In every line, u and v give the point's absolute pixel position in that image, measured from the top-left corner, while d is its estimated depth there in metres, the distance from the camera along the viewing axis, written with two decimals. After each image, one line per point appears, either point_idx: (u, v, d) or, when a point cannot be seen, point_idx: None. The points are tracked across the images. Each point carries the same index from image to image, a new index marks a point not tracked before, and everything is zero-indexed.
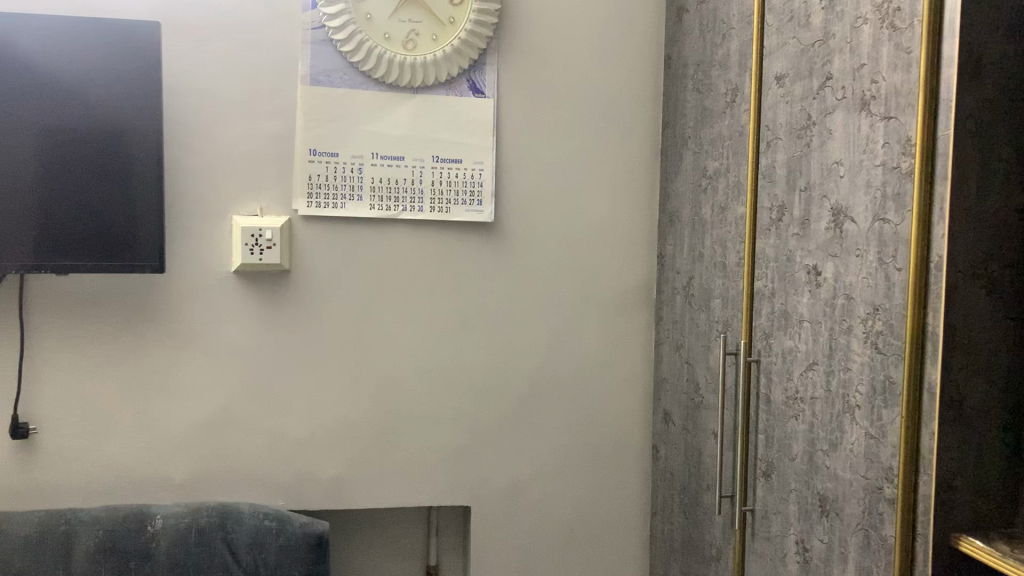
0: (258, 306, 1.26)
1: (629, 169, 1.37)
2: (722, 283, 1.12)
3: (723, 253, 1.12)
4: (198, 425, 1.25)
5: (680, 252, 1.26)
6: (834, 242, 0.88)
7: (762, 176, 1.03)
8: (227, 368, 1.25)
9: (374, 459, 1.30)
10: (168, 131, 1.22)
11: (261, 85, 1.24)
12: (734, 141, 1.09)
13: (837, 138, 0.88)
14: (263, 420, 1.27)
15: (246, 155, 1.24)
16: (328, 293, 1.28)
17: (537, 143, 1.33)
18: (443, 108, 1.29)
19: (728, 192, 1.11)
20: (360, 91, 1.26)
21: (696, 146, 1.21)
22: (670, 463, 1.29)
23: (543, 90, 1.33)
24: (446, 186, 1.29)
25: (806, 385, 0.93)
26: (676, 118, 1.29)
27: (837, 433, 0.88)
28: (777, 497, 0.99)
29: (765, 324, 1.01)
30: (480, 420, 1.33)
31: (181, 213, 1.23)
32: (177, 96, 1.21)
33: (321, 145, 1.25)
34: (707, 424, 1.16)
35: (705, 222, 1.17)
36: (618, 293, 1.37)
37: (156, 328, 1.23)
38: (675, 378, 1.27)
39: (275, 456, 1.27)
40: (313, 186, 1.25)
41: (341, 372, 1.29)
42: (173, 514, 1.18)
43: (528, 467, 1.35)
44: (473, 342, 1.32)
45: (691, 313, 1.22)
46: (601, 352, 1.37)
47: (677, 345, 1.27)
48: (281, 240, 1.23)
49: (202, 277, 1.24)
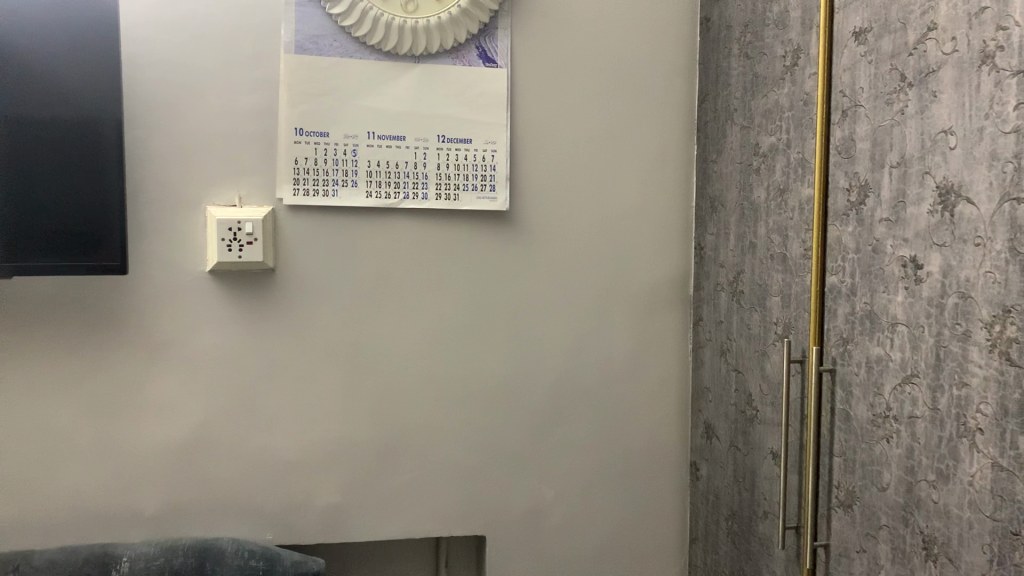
0: (238, 310, 1.08)
1: (660, 149, 1.21)
2: (781, 277, 0.96)
3: (783, 243, 0.96)
4: (171, 450, 1.08)
5: (725, 243, 1.10)
6: (941, 227, 0.72)
7: (835, 150, 0.87)
8: (204, 383, 1.08)
9: (375, 484, 1.14)
10: (129, 108, 1.04)
11: (239, 55, 1.07)
12: (796, 111, 0.93)
13: (944, 101, 0.72)
14: (247, 441, 1.10)
15: (224, 136, 1.07)
16: (319, 295, 1.11)
17: (557, 120, 1.17)
18: (449, 80, 1.12)
19: (788, 172, 0.95)
20: (353, 60, 1.09)
21: (745, 120, 1.04)
22: (714, 484, 1.13)
23: (562, 58, 1.17)
24: (453, 169, 1.12)
25: (903, 402, 0.77)
26: (718, 89, 1.13)
27: (947, 461, 0.72)
28: (861, 532, 0.83)
29: (841, 328, 0.86)
30: (496, 436, 1.17)
31: (147, 203, 1.05)
32: (141, 68, 1.04)
33: (309, 123, 1.08)
34: (763, 442, 1.00)
35: (757, 208, 1.01)
36: (649, 290, 1.21)
37: (119, 339, 1.05)
38: (719, 387, 1.11)
39: (260, 483, 1.10)
40: (300, 171, 1.08)
41: (335, 386, 1.12)
42: (143, 555, 1.01)
43: (550, 489, 1.19)
44: (485, 348, 1.16)
45: (740, 312, 1.06)
46: (630, 356, 1.21)
47: (722, 349, 1.11)
48: (264, 235, 1.06)
49: (172, 277, 1.06)
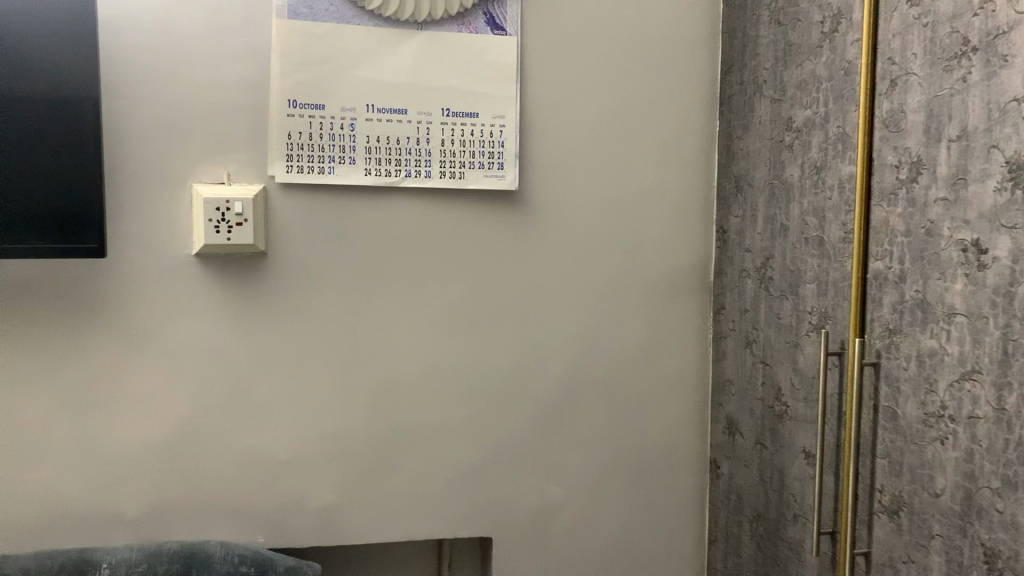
0: (227, 296, 1.00)
1: (680, 124, 1.13)
2: (817, 262, 0.88)
3: (819, 225, 0.88)
4: (155, 447, 1.00)
5: (752, 225, 1.03)
6: (1011, 208, 0.65)
7: (882, 124, 0.79)
8: (190, 375, 1.00)
9: (374, 482, 1.06)
10: (108, 77, 0.96)
11: (226, 20, 0.98)
12: (835, 81, 0.86)
13: (1016, 66, 0.64)
14: (237, 437, 1.02)
15: (211, 107, 0.98)
16: (313, 281, 1.03)
17: (570, 93, 1.09)
18: (454, 48, 1.04)
19: (826, 147, 0.87)
20: (350, 27, 1.00)
21: (776, 92, 0.97)
22: (737, 483, 1.06)
23: (576, 26, 1.08)
24: (458, 145, 1.04)
25: (961, 401, 0.70)
26: (745, 60, 1.05)
27: (1015, 467, 0.64)
28: (910, 541, 0.76)
29: (888, 318, 0.78)
30: (503, 431, 1.09)
31: (127, 179, 0.97)
32: (120, 33, 0.95)
33: (303, 94, 1.00)
34: (794, 440, 0.93)
35: (790, 187, 0.94)
36: (667, 276, 1.14)
37: (97, 328, 0.97)
38: (744, 380, 1.04)
39: (250, 482, 1.03)
40: (293, 146, 1.00)
41: (331, 378, 1.04)
42: (124, 561, 0.95)
43: (560, 488, 1.12)
44: (492, 337, 1.08)
45: (769, 300, 0.98)
46: (646, 346, 1.13)
47: (747, 340, 1.03)
48: (254, 215, 0.98)
49: (155, 260, 0.98)
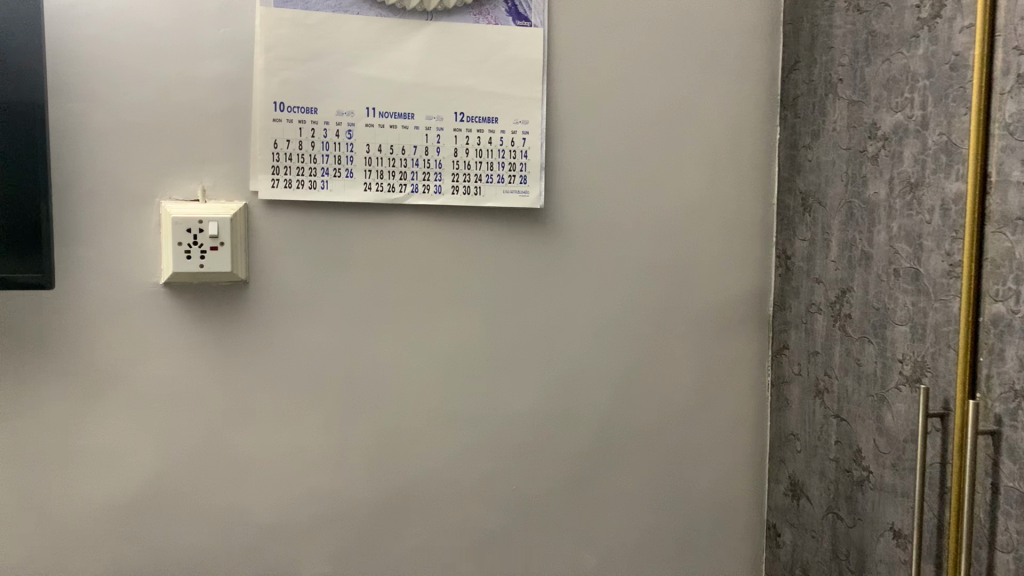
0: (202, 333, 0.86)
1: (733, 132, 0.97)
2: (911, 300, 0.72)
3: (914, 253, 0.72)
4: (118, 507, 0.85)
5: (823, 251, 0.86)
6: None
7: (1004, 130, 0.62)
8: (159, 424, 0.85)
9: (374, 548, 0.91)
10: (65, 74, 0.81)
11: (203, 8, 0.84)
12: (937, 78, 0.69)
13: None
14: (214, 497, 0.87)
15: (185, 111, 0.84)
16: (303, 315, 0.88)
17: (606, 95, 0.93)
18: (469, 42, 0.88)
19: (923, 159, 0.71)
20: (347, 17, 0.85)
21: (856, 93, 0.81)
22: (803, 556, 0.90)
23: (614, 17, 0.93)
24: (474, 156, 0.89)
25: None
26: (815, 54, 0.88)
27: None
28: None
29: (1012, 376, 0.62)
30: (525, 488, 0.94)
31: (87, 195, 0.82)
32: (78, 22, 0.81)
33: (292, 96, 0.85)
34: (878, 515, 0.77)
35: (874, 208, 0.78)
36: (717, 308, 0.98)
37: (48, 370, 0.82)
38: (813, 435, 0.88)
39: (230, 549, 0.87)
40: (280, 156, 0.85)
41: (325, 429, 0.89)
42: None
43: (593, 554, 0.96)
44: (513, 380, 0.93)
45: (846, 342, 0.82)
46: (692, 389, 0.97)
47: (817, 388, 0.87)
48: (233, 238, 0.83)
49: (118, 289, 0.84)
